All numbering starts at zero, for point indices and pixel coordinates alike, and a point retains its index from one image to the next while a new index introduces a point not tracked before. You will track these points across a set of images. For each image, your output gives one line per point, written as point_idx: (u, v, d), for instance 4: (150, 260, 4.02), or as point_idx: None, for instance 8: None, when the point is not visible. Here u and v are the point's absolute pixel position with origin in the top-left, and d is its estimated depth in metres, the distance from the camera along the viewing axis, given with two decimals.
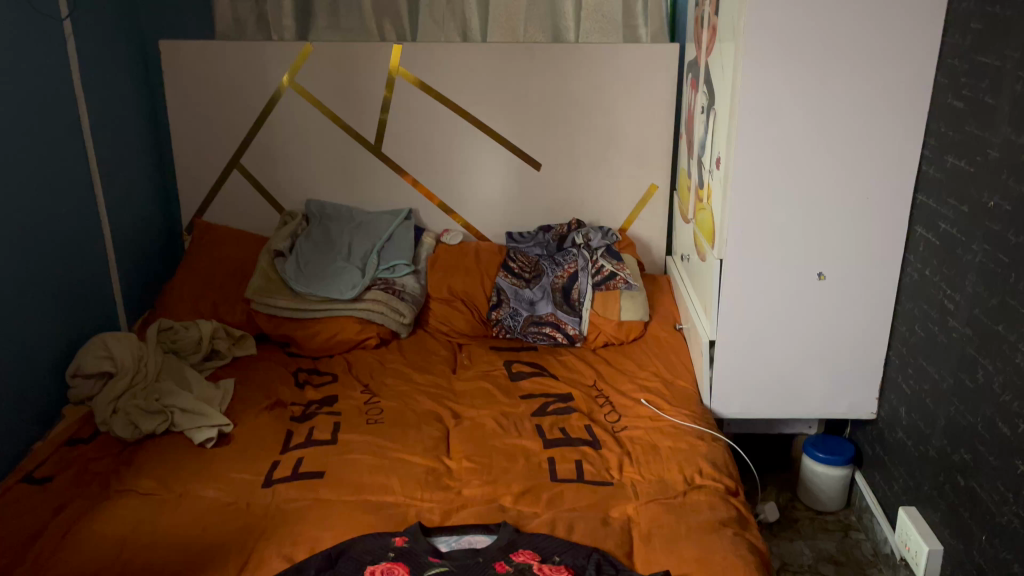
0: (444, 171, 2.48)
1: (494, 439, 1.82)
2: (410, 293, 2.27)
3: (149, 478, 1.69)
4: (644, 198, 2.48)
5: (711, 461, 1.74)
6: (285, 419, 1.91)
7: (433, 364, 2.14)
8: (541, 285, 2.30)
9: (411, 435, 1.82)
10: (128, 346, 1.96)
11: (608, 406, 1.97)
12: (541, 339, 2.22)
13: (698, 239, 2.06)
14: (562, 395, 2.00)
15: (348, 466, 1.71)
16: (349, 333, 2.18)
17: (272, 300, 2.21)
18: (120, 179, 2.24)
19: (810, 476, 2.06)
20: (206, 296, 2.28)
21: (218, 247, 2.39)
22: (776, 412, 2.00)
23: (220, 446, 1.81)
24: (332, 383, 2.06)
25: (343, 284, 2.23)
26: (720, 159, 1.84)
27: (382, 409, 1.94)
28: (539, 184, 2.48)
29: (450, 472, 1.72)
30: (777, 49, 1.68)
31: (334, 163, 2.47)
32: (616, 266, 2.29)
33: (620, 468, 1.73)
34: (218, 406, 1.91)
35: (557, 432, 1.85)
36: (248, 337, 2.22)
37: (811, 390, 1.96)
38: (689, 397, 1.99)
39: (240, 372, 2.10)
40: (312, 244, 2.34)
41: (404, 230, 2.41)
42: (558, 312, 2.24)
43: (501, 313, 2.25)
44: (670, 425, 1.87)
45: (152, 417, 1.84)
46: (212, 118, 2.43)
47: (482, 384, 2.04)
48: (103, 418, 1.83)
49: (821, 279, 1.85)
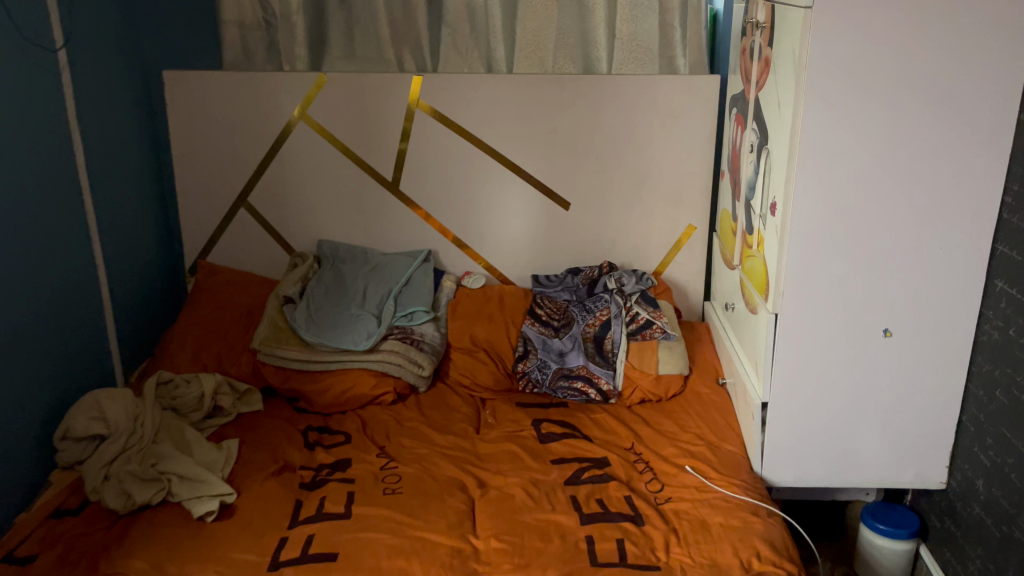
0: (465, 210, 2.31)
1: (526, 513, 1.64)
2: (429, 343, 2.10)
3: (143, 559, 1.52)
4: (680, 240, 2.31)
5: (769, 542, 1.56)
6: (294, 487, 1.74)
7: (455, 422, 1.96)
8: (571, 334, 2.12)
9: (432, 508, 1.64)
10: (122, 405, 1.80)
11: (648, 473, 1.79)
12: (572, 396, 2.03)
13: (746, 287, 1.89)
14: (596, 459, 1.83)
15: (364, 546, 1.53)
16: (364, 388, 2.01)
17: (281, 349, 2.04)
18: (119, 220, 2.08)
19: (870, 549, 1.88)
20: (210, 346, 2.11)
21: (223, 292, 2.24)
22: (835, 481, 1.81)
23: (221, 520, 1.64)
24: (345, 445, 1.88)
25: (358, 333, 2.06)
26: (773, 203, 1.68)
27: (400, 475, 1.76)
28: (567, 225, 2.31)
29: (477, 554, 1.54)
30: (844, 84, 1.51)
31: (348, 202, 2.31)
32: (652, 314, 2.11)
33: (666, 548, 1.55)
34: (219, 472, 1.75)
35: (594, 505, 1.67)
36: (254, 391, 2.04)
37: (873, 458, 1.78)
38: (738, 464, 1.80)
39: (244, 431, 1.92)
40: (324, 289, 2.18)
41: (422, 273, 2.25)
42: (591, 365, 2.06)
43: (527, 365, 2.07)
44: (720, 497, 1.69)
45: (147, 486, 1.68)
46: (218, 152, 2.28)
47: (508, 446, 1.87)
48: (94, 486, 1.68)
49: (887, 335, 1.68)
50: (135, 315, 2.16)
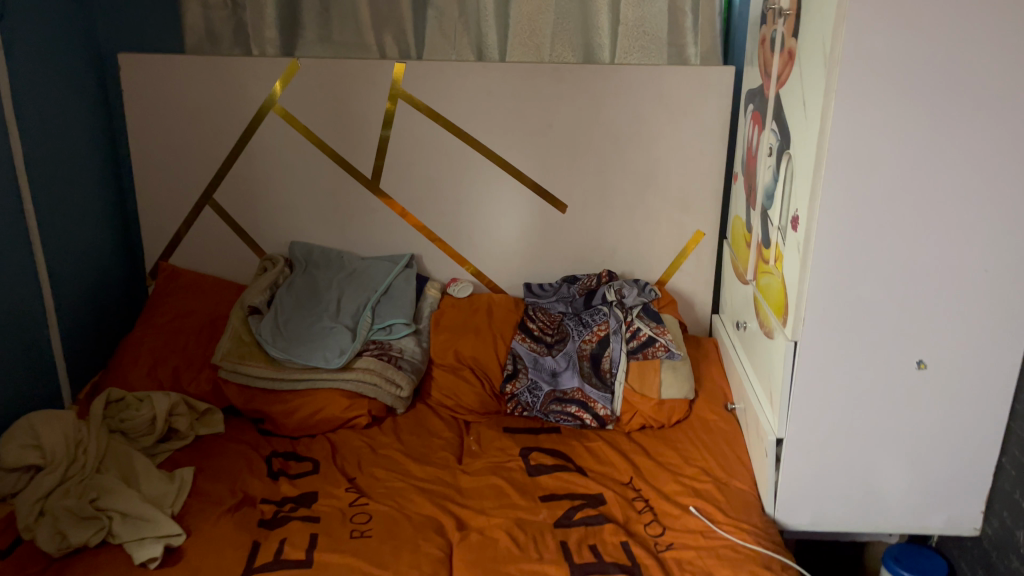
0: (452, 211, 2.12)
1: (510, 564, 1.45)
2: (409, 359, 1.93)
3: None
4: (687, 248, 2.12)
5: None
6: (251, 526, 1.55)
7: (434, 450, 1.77)
8: (566, 352, 1.93)
9: (404, 556, 1.46)
10: (61, 430, 1.62)
11: (648, 513, 1.60)
12: (565, 421, 1.85)
13: (760, 306, 1.70)
14: (590, 496, 1.64)
15: None
16: (335, 410, 1.82)
17: (245, 366, 1.85)
18: (66, 218, 1.88)
19: None
20: (167, 359, 1.92)
21: (186, 298, 2.05)
22: (856, 525, 1.62)
23: (166, 567, 1.45)
24: (312, 475, 1.70)
25: (330, 349, 1.88)
26: (794, 217, 1.48)
27: (370, 514, 1.58)
28: (563, 230, 2.11)
29: None
30: (882, 85, 1.31)
31: (324, 201, 2.12)
32: (656, 330, 1.91)
33: None
34: (168, 509, 1.56)
35: (587, 553, 1.49)
36: (215, 412, 1.87)
37: (899, 501, 1.59)
38: (748, 505, 1.61)
39: (201, 458, 1.74)
40: (295, 298, 1.99)
41: (403, 281, 2.06)
42: (586, 387, 1.87)
43: (516, 386, 1.89)
44: (728, 547, 1.50)
45: (85, 525, 1.49)
46: (181, 144, 2.07)
47: (493, 480, 1.68)
48: (27, 523, 1.48)
49: (921, 367, 1.49)
50: (85, 322, 1.96)
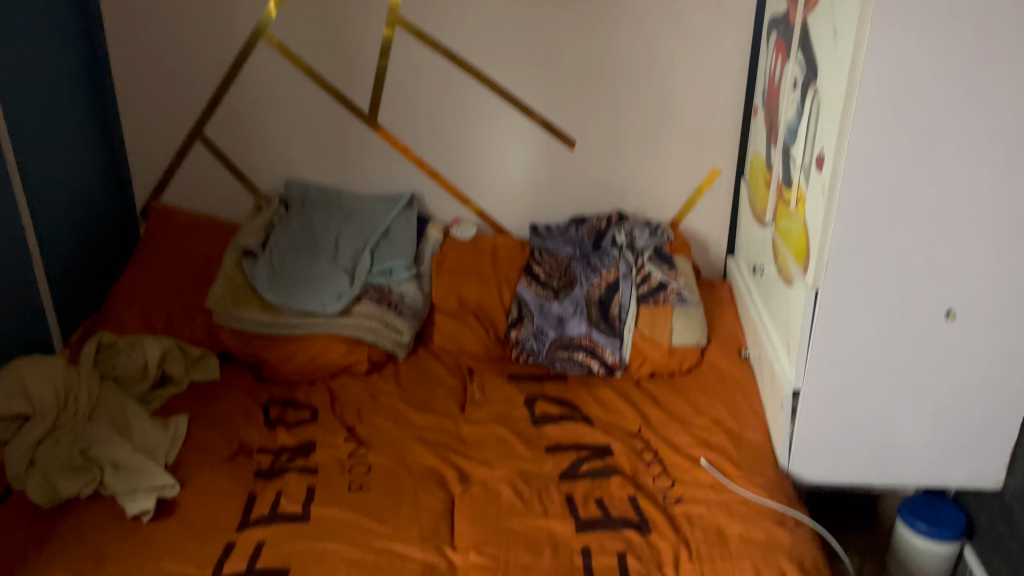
0: (455, 148, 2.01)
1: (513, 519, 1.40)
2: (410, 305, 1.87)
3: (63, 569, 1.28)
4: (702, 186, 2.01)
5: (796, 560, 1.32)
6: (248, 476, 1.51)
7: (436, 398, 1.72)
8: (573, 297, 1.85)
9: (404, 511, 1.41)
10: (48, 379, 1.52)
11: (656, 465, 1.55)
12: (572, 367, 1.79)
13: (779, 250, 1.61)
14: (597, 447, 1.59)
15: (322, 560, 1.30)
16: (335, 356, 1.77)
17: (241, 311, 1.78)
18: (50, 155, 1.78)
19: (907, 548, 1.66)
20: (160, 304, 1.85)
21: (178, 239, 1.97)
22: (873, 477, 1.57)
23: (160, 519, 1.40)
24: (310, 423, 1.65)
25: (327, 294, 1.81)
26: (820, 156, 1.37)
27: (370, 465, 1.53)
28: (571, 167, 2.01)
29: (454, 571, 1.31)
30: (923, 11, 1.19)
31: (320, 137, 2.02)
32: (668, 274, 1.82)
33: (675, 564, 1.32)
34: (162, 459, 1.50)
35: (593, 508, 1.43)
36: (210, 357, 1.80)
37: (919, 454, 1.53)
38: (761, 457, 1.56)
39: (196, 405, 1.68)
40: (290, 240, 1.91)
41: (404, 222, 1.97)
42: (594, 334, 1.80)
43: (521, 332, 1.84)
44: (739, 502, 1.44)
45: (76, 476, 1.44)
46: (169, 75, 1.97)
47: (496, 430, 1.62)
48: (17, 474, 1.42)
49: (949, 317, 1.40)
50: (73, 263, 1.88)
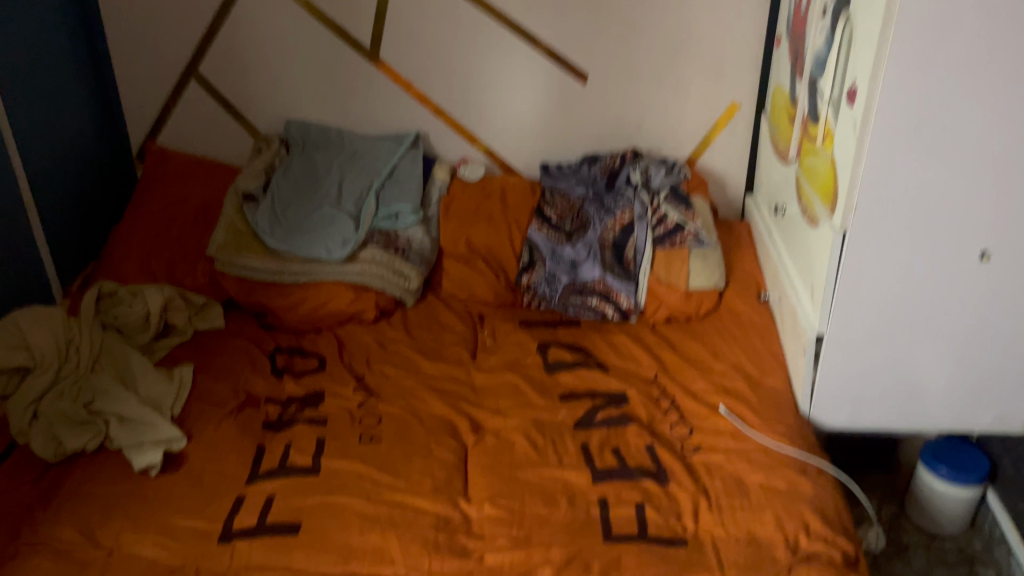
0: (461, 84, 1.92)
1: (528, 471, 1.37)
2: (417, 251, 1.80)
3: (71, 526, 1.25)
4: (720, 122, 1.93)
5: (819, 510, 1.29)
6: (256, 428, 1.47)
7: (446, 346, 1.67)
8: (586, 241, 1.79)
9: (416, 463, 1.38)
10: (48, 329, 1.49)
11: (674, 413, 1.51)
12: (586, 313, 1.75)
13: (803, 189, 1.53)
14: (612, 395, 1.54)
15: (333, 515, 1.27)
16: (341, 304, 1.72)
17: (243, 259, 1.73)
18: (41, 96, 1.70)
19: (928, 493, 1.63)
20: (161, 251, 1.80)
21: (177, 182, 1.90)
22: (896, 422, 1.52)
23: (168, 472, 1.37)
24: (318, 373, 1.61)
25: (331, 239, 1.75)
26: (852, 89, 1.29)
27: (380, 416, 1.49)
28: (583, 103, 1.92)
29: (468, 524, 1.28)
30: None
31: (320, 74, 1.93)
32: (685, 216, 1.75)
33: (694, 515, 1.29)
34: (168, 411, 1.47)
35: (609, 458, 1.40)
36: (214, 305, 1.75)
37: (944, 400, 1.48)
38: (782, 404, 1.51)
39: (201, 355, 1.64)
40: (292, 184, 1.84)
41: (409, 163, 1.90)
42: (608, 278, 1.75)
43: (532, 277, 1.79)
44: (758, 450, 1.40)
45: (81, 431, 1.40)
46: (160, 10, 1.87)
47: (509, 378, 1.58)
48: (21, 427, 1.39)
49: (983, 259, 1.34)
50: (69, 209, 1.82)
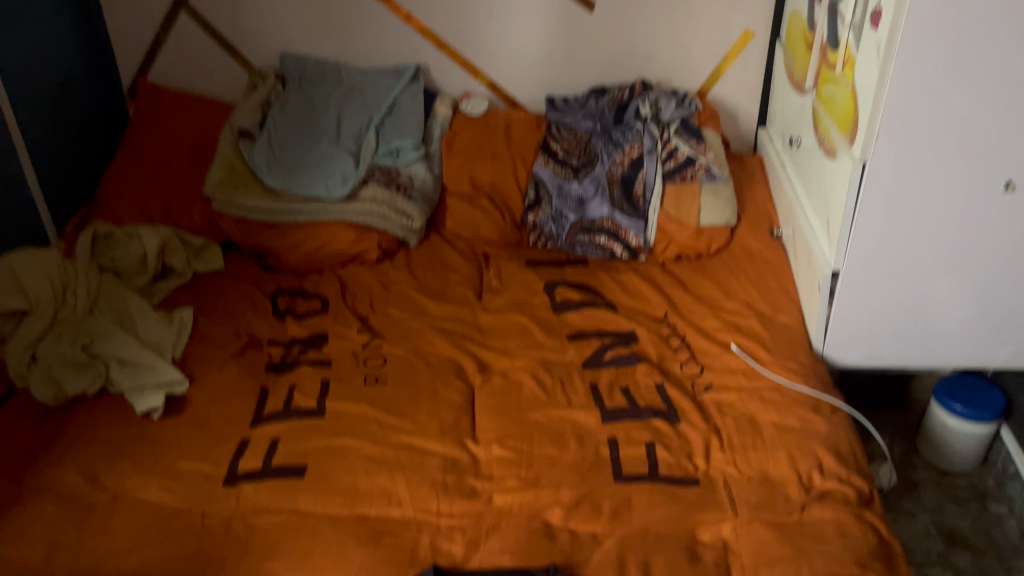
0: (462, 14, 1.84)
1: (536, 412, 1.35)
2: (419, 189, 1.75)
3: (75, 470, 1.23)
4: (732, 51, 1.85)
5: (833, 449, 1.27)
6: (259, 370, 1.44)
7: (451, 286, 1.64)
8: (593, 176, 1.75)
9: (422, 404, 1.35)
10: (43, 272, 1.45)
11: (684, 352, 1.48)
12: (593, 252, 1.71)
13: (821, 120, 1.47)
14: (621, 334, 1.51)
15: (340, 458, 1.25)
16: (342, 244, 1.68)
17: (241, 198, 1.68)
18: (25, 28, 1.63)
19: (942, 431, 1.61)
20: (156, 191, 1.75)
21: (170, 120, 1.84)
22: (911, 359, 1.49)
23: (171, 416, 1.34)
24: (321, 314, 1.57)
25: (331, 178, 1.70)
26: (876, 11, 1.22)
27: (385, 358, 1.46)
28: (589, 33, 1.85)
29: (476, 465, 1.26)
30: None
31: (316, 4, 1.85)
32: (696, 149, 1.70)
33: (706, 454, 1.27)
34: (168, 353, 1.44)
35: (619, 398, 1.37)
36: (212, 246, 1.71)
37: (962, 336, 1.45)
38: (795, 342, 1.48)
39: (200, 297, 1.60)
40: (289, 120, 1.77)
41: (410, 98, 1.84)
42: (616, 215, 1.71)
43: (538, 215, 1.74)
44: (771, 388, 1.38)
45: (80, 373, 1.37)
46: None
47: (516, 318, 1.55)
48: (19, 371, 1.36)
49: (1008, 189, 1.28)
50: (60, 149, 1.76)
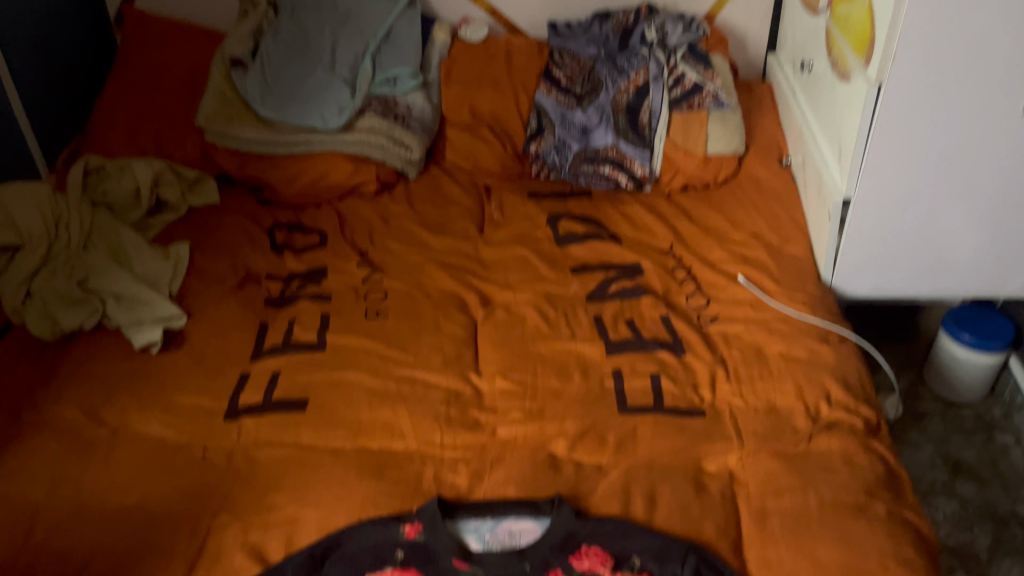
0: None
1: (540, 345, 1.33)
2: (417, 119, 1.71)
3: (73, 405, 1.22)
4: None
5: (841, 380, 1.25)
6: (257, 305, 1.42)
7: (452, 219, 1.60)
8: (597, 104, 1.69)
9: (424, 338, 1.33)
10: (33, 205, 1.41)
11: (690, 283, 1.45)
12: (597, 182, 1.67)
13: (834, 41, 1.42)
14: (626, 267, 1.48)
15: (342, 392, 1.24)
16: (340, 176, 1.64)
17: (235, 130, 1.64)
18: None
19: (950, 362, 1.59)
20: (147, 123, 1.70)
21: (160, 49, 1.78)
22: (921, 289, 1.47)
23: (170, 351, 1.33)
24: (319, 248, 1.54)
25: (326, 107, 1.65)
26: None
27: (386, 292, 1.44)
28: None
29: (480, 398, 1.25)
30: None
31: None
32: (704, 75, 1.64)
33: (712, 386, 1.26)
34: (165, 289, 1.41)
35: (623, 330, 1.35)
36: (207, 179, 1.67)
37: (973, 265, 1.42)
38: (803, 273, 1.45)
39: (196, 231, 1.57)
40: (283, 47, 1.70)
41: (407, 24, 1.77)
42: (621, 144, 1.66)
43: (541, 145, 1.70)
44: (779, 320, 1.35)
45: (76, 308, 1.35)
46: None
47: (518, 251, 1.52)
48: (14, 307, 1.33)
49: None
50: (48, 80, 1.71)
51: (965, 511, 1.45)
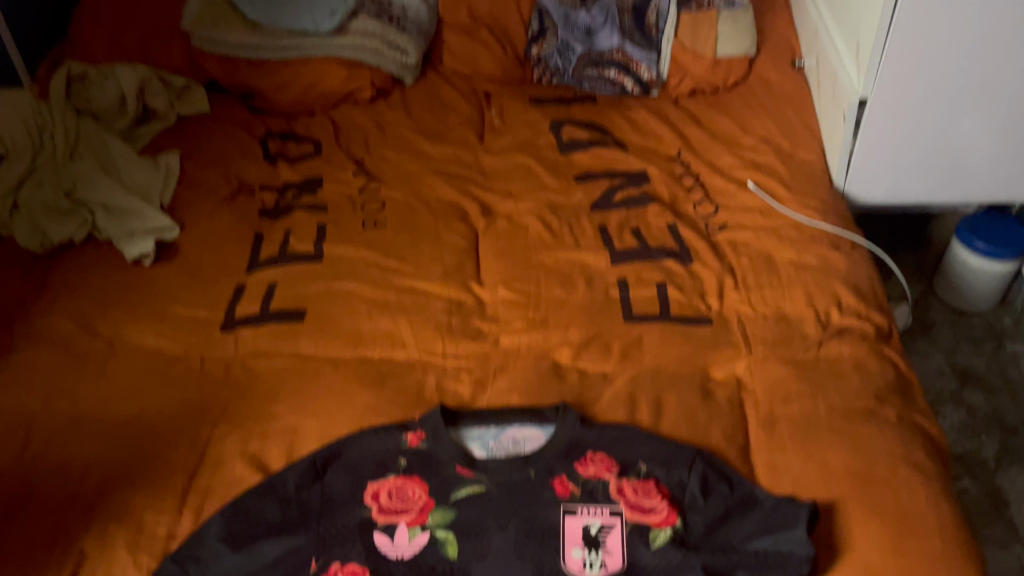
0: None
1: (543, 254, 1.29)
2: (413, 21, 1.63)
3: (67, 318, 1.19)
4: None
5: (852, 286, 1.22)
6: (251, 216, 1.38)
7: (451, 126, 1.54)
8: (603, 3, 1.61)
9: (424, 248, 1.29)
10: (14, 112, 1.36)
11: (698, 191, 1.40)
12: (602, 87, 1.61)
13: None
14: (632, 174, 1.43)
15: (340, 303, 1.21)
16: (333, 83, 1.57)
17: (221, 34, 1.56)
18: None
19: (963, 271, 1.56)
20: (130, 27, 1.62)
21: None
22: (937, 195, 1.42)
23: (163, 262, 1.29)
24: (314, 158, 1.49)
25: (317, 10, 1.56)
26: None
27: (383, 201, 1.39)
28: None
29: (482, 308, 1.22)
30: None
31: None
32: None
33: (720, 293, 1.22)
34: (156, 199, 1.36)
35: (629, 238, 1.31)
36: (196, 87, 1.60)
37: (992, 169, 1.37)
38: (816, 178, 1.40)
39: (186, 141, 1.51)
40: None
41: None
42: (627, 47, 1.59)
43: (543, 48, 1.63)
44: (789, 227, 1.31)
45: (65, 220, 1.31)
46: None
47: (520, 159, 1.47)
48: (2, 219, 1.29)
49: None
50: None
51: (972, 419, 1.44)
